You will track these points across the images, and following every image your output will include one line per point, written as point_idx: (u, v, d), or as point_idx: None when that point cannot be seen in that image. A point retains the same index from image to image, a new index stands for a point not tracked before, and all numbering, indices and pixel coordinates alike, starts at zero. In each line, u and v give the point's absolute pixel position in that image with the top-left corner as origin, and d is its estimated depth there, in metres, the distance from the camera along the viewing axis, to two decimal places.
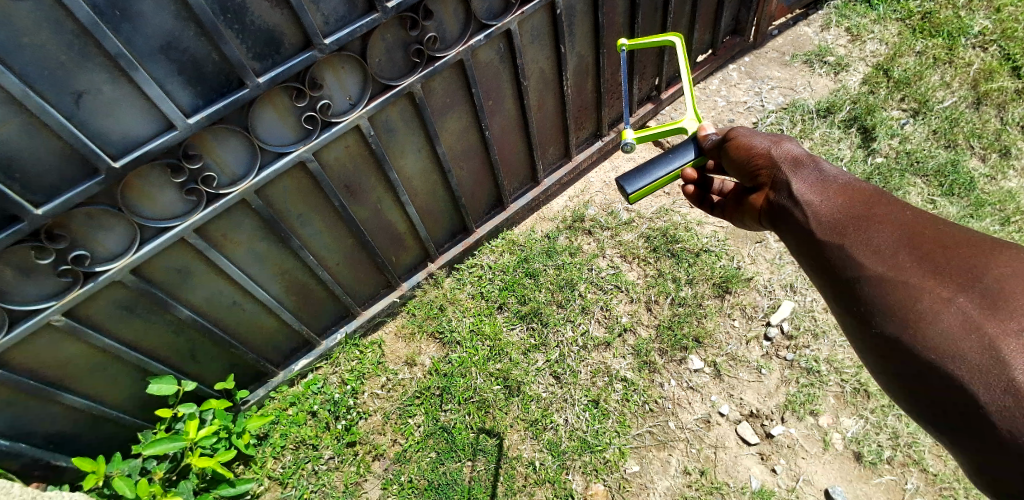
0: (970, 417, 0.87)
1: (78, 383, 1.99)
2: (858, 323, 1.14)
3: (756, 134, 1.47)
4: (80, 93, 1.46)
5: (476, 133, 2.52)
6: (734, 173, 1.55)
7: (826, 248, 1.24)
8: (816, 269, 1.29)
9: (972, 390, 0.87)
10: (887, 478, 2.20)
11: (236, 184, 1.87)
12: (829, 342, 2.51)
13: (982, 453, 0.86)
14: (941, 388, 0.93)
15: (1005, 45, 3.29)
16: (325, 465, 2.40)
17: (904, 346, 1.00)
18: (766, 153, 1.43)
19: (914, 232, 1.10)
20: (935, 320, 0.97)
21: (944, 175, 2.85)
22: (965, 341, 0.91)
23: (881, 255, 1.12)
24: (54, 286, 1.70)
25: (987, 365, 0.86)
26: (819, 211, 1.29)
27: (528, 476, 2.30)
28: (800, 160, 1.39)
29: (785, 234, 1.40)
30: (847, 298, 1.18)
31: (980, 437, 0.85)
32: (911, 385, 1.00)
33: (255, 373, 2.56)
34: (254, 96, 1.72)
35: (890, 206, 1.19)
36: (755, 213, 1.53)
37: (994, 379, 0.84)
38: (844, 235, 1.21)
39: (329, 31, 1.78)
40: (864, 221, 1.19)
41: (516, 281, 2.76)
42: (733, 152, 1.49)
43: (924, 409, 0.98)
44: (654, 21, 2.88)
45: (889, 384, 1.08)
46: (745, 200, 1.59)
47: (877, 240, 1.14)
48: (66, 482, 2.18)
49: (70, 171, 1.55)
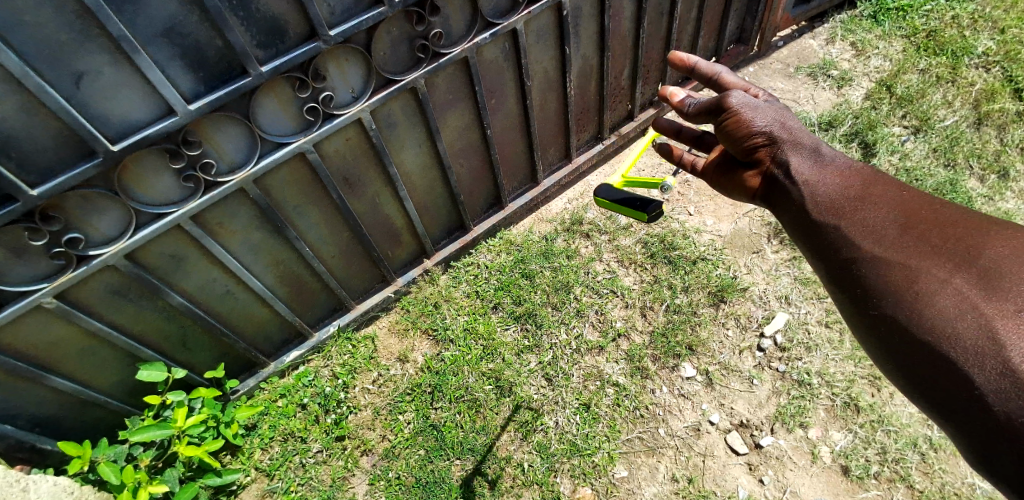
0: (964, 399, 0.91)
1: (67, 366, 1.97)
2: (853, 303, 1.18)
3: (755, 108, 1.50)
4: (80, 75, 1.45)
5: (477, 132, 2.52)
6: (728, 147, 1.57)
7: (822, 228, 1.30)
8: (811, 249, 1.34)
9: (966, 372, 0.91)
10: (873, 493, 2.21)
11: (234, 172, 1.86)
12: (822, 356, 2.51)
13: (976, 434, 0.89)
14: (934, 369, 0.97)
15: (1008, 67, 3.30)
16: (312, 458, 2.38)
17: (900, 326, 1.05)
18: (765, 129, 1.48)
19: (912, 215, 1.17)
20: (932, 299, 1.02)
21: (943, 194, 2.86)
22: (961, 322, 0.96)
23: (878, 235, 1.18)
24: (46, 269, 1.69)
25: (984, 347, 0.90)
26: (816, 191, 1.36)
27: (516, 478, 2.30)
28: (800, 140, 1.46)
29: (780, 214, 1.46)
30: (842, 279, 1.22)
31: (972, 419, 0.89)
32: (903, 366, 1.04)
33: (246, 363, 2.54)
34: (256, 85, 1.71)
35: (886, 189, 1.27)
36: (748, 191, 1.58)
37: (990, 361, 0.88)
38: (840, 215, 1.27)
39: (334, 22, 1.77)
40: (861, 203, 1.26)
41: (512, 282, 2.76)
42: (731, 123, 1.52)
43: (915, 389, 1.02)
44: (659, 27, 2.89)
45: (880, 364, 1.12)
46: (736, 175, 1.62)
47: (874, 220, 1.21)
48: (50, 465, 2.16)
49: (67, 153, 1.53)
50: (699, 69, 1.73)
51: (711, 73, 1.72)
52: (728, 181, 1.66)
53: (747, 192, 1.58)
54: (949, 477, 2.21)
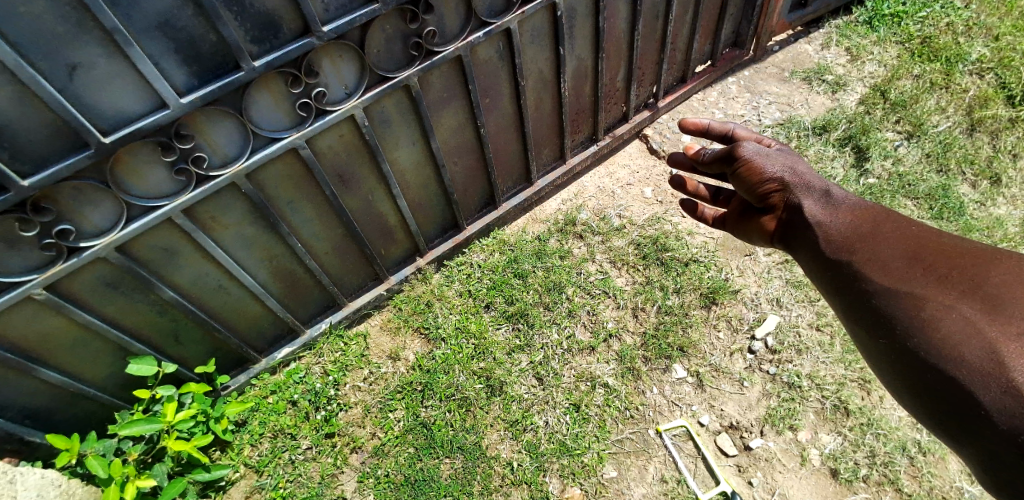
0: (975, 418, 0.99)
1: (56, 358, 1.97)
2: (869, 332, 1.26)
3: (767, 156, 1.60)
4: (73, 66, 1.45)
5: (471, 131, 2.53)
6: (743, 193, 1.67)
7: (836, 264, 1.37)
8: (827, 283, 1.42)
9: (974, 392, 0.99)
10: (861, 496, 2.20)
11: (227, 166, 1.87)
12: (812, 359, 2.52)
13: (989, 450, 0.97)
14: (945, 389, 1.05)
15: (1002, 73, 3.32)
16: (302, 454, 2.38)
17: (912, 352, 1.12)
18: (778, 175, 1.56)
19: (919, 246, 1.24)
20: (939, 324, 1.09)
21: (935, 199, 2.88)
22: (968, 345, 1.03)
23: (888, 269, 1.25)
24: (37, 260, 1.69)
25: (988, 368, 0.98)
26: (829, 229, 1.43)
27: (505, 477, 2.29)
28: (810, 183, 1.53)
29: (799, 252, 1.53)
30: (857, 311, 1.30)
31: (983, 435, 0.97)
32: (918, 389, 1.12)
33: (238, 359, 2.54)
34: (249, 80, 1.72)
35: (895, 223, 1.33)
36: (766, 233, 1.66)
37: (994, 380, 0.96)
38: (853, 251, 1.34)
39: (328, 19, 1.77)
40: (870, 238, 1.33)
41: (505, 282, 2.77)
42: (744, 171, 1.62)
43: (933, 412, 1.09)
44: (655, 30, 2.90)
45: (896, 387, 1.20)
46: (755, 218, 1.71)
47: (884, 254, 1.28)
48: (38, 458, 2.17)
49: (60, 144, 1.54)
50: (711, 128, 1.84)
51: (725, 130, 1.83)
52: (748, 225, 1.75)
53: (766, 235, 1.67)
54: (937, 481, 2.21)
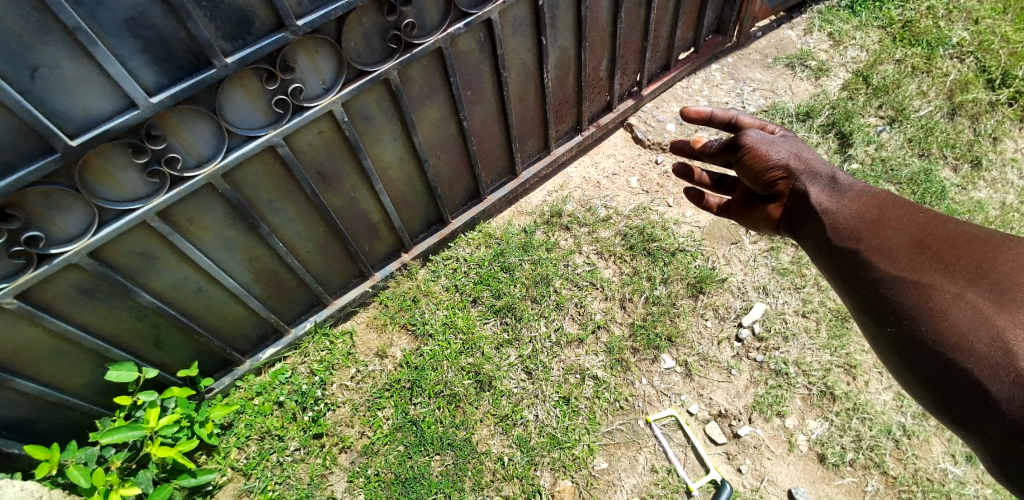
0: (981, 407, 0.99)
1: (34, 368, 1.92)
2: (874, 320, 1.26)
3: (772, 143, 1.58)
4: (36, 68, 1.39)
5: (454, 124, 2.48)
6: (748, 181, 1.64)
7: (842, 251, 1.36)
8: (832, 270, 1.41)
9: (982, 381, 0.99)
10: (849, 480, 2.23)
11: (202, 166, 1.81)
12: (799, 345, 2.54)
13: (996, 438, 0.98)
14: (951, 378, 1.06)
15: (982, 57, 3.35)
16: (290, 456, 2.35)
17: (919, 342, 1.13)
18: (783, 162, 1.54)
19: (926, 235, 1.23)
20: (948, 314, 1.09)
21: (917, 184, 2.90)
22: (975, 334, 1.03)
23: (895, 258, 1.24)
24: (6, 268, 1.63)
25: (998, 358, 0.98)
26: (835, 215, 1.41)
27: (496, 472, 2.28)
28: (816, 169, 1.50)
29: (803, 240, 1.51)
30: (862, 298, 1.30)
31: (988, 423, 0.99)
32: (924, 378, 1.12)
33: (222, 361, 2.49)
34: (222, 77, 1.66)
35: (902, 211, 1.33)
36: (772, 221, 1.63)
37: (1004, 371, 0.96)
38: (859, 239, 1.33)
39: (303, 12, 1.71)
40: (877, 225, 1.32)
41: (491, 275, 2.75)
42: (749, 159, 1.59)
43: (937, 401, 1.10)
44: (638, 18, 2.87)
45: (901, 375, 1.21)
46: (760, 206, 1.68)
47: (891, 243, 1.27)
48: (19, 469, 2.13)
49: (25, 148, 1.47)
50: (714, 116, 1.77)
51: (729, 118, 1.76)
52: (753, 213, 1.72)
53: (772, 223, 1.64)
54: (922, 463, 2.25)
